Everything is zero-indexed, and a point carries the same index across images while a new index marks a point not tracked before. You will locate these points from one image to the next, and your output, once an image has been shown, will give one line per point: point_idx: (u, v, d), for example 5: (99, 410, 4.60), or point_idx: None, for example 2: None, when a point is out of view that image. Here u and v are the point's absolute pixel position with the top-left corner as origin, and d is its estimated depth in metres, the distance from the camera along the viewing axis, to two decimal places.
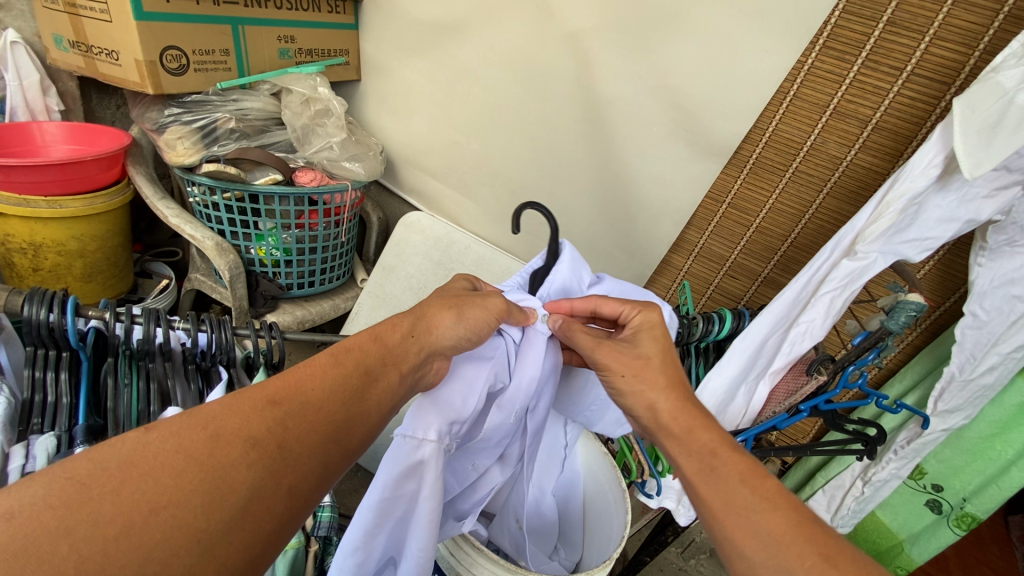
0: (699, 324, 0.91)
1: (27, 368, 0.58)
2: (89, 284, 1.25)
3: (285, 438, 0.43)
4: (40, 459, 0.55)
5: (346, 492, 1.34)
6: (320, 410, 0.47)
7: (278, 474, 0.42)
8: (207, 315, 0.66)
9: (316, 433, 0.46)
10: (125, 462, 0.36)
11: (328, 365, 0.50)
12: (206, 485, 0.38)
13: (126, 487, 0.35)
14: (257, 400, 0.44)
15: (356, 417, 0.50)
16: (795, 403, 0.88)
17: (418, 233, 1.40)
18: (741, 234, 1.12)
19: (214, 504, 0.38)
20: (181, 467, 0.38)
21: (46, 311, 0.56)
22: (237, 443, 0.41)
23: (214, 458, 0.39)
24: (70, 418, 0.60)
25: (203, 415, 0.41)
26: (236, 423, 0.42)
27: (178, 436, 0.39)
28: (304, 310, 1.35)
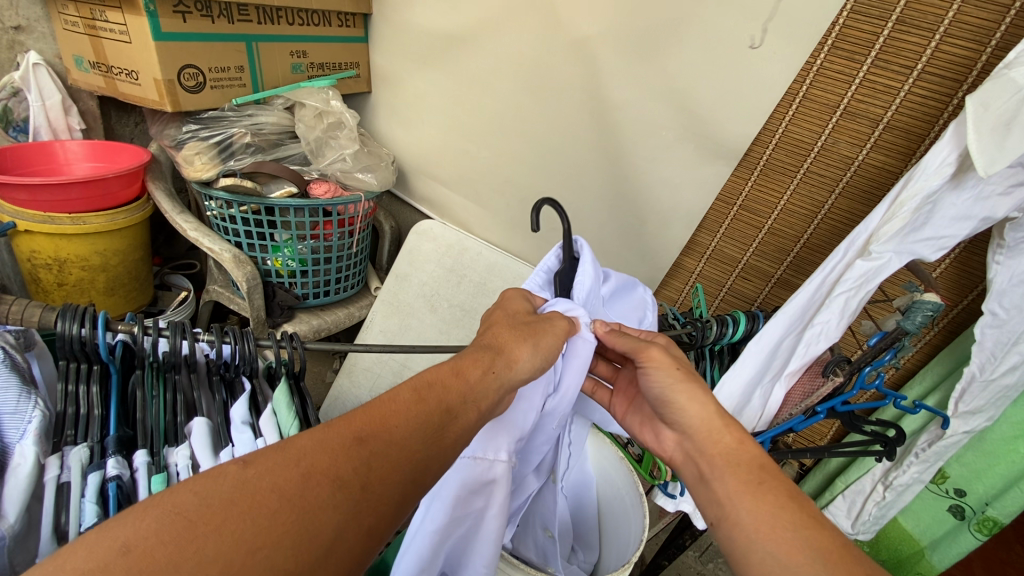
0: (713, 327, 0.91)
1: (61, 382, 0.61)
2: (112, 298, 1.28)
3: (368, 479, 0.44)
4: (74, 471, 0.56)
5: None
6: (403, 448, 0.47)
7: (363, 518, 0.43)
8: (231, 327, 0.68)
9: (395, 473, 0.46)
10: (228, 500, 0.38)
11: (413, 402, 0.51)
12: (299, 525, 0.39)
13: (228, 524, 0.37)
14: (346, 435, 0.45)
15: (432, 457, 0.50)
16: (812, 405, 0.89)
17: (430, 241, 1.41)
18: (753, 236, 1.12)
19: (303, 545, 0.39)
20: (276, 506, 0.39)
21: (78, 326, 0.59)
22: (326, 484, 0.42)
23: (305, 498, 0.40)
24: (100, 429, 0.61)
25: (293, 447, 0.43)
26: (326, 461, 0.43)
27: (274, 475, 0.40)
28: (320, 320, 1.37)
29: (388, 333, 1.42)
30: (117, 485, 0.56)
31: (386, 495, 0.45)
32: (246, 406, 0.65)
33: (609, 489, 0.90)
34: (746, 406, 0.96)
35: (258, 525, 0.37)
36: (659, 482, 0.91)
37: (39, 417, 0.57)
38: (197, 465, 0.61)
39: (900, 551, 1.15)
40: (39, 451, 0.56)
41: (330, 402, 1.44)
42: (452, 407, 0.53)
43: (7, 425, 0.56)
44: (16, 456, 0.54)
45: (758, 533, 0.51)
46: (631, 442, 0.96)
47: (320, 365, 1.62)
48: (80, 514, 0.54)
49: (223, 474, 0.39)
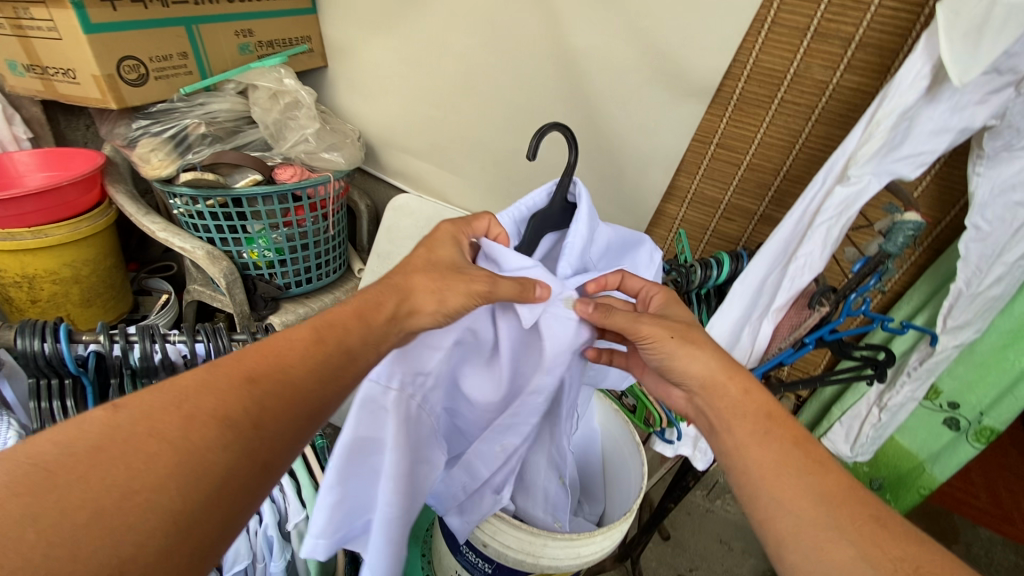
0: (698, 271, 0.90)
1: (35, 400, 0.60)
2: (90, 309, 1.26)
3: (260, 417, 0.43)
4: None
5: None
6: (296, 388, 0.47)
7: (257, 449, 0.42)
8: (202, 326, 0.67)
9: (290, 411, 0.46)
10: (93, 446, 0.36)
11: (307, 342, 0.51)
12: (180, 465, 0.37)
13: (92, 474, 0.35)
14: (234, 377, 0.44)
15: (331, 396, 0.51)
16: (800, 337, 0.88)
17: (408, 216, 1.38)
18: (732, 174, 1.10)
19: (192, 485, 0.37)
20: (155, 450, 0.37)
21: (39, 342, 0.57)
22: (212, 425, 0.40)
23: (189, 439, 0.39)
24: None
25: (174, 390, 0.42)
26: (212, 402, 0.41)
27: (149, 419, 0.38)
28: (306, 307, 1.35)
29: None
30: None
31: (281, 429, 0.45)
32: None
33: (614, 443, 0.88)
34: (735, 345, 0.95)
35: (147, 470, 0.36)
36: (656, 429, 0.91)
37: (15, 435, 0.56)
38: None
39: (899, 467, 1.18)
40: None
41: None
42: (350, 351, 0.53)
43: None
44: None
45: (764, 470, 0.51)
46: (625, 394, 0.96)
47: None
48: None
49: (94, 425, 0.37)
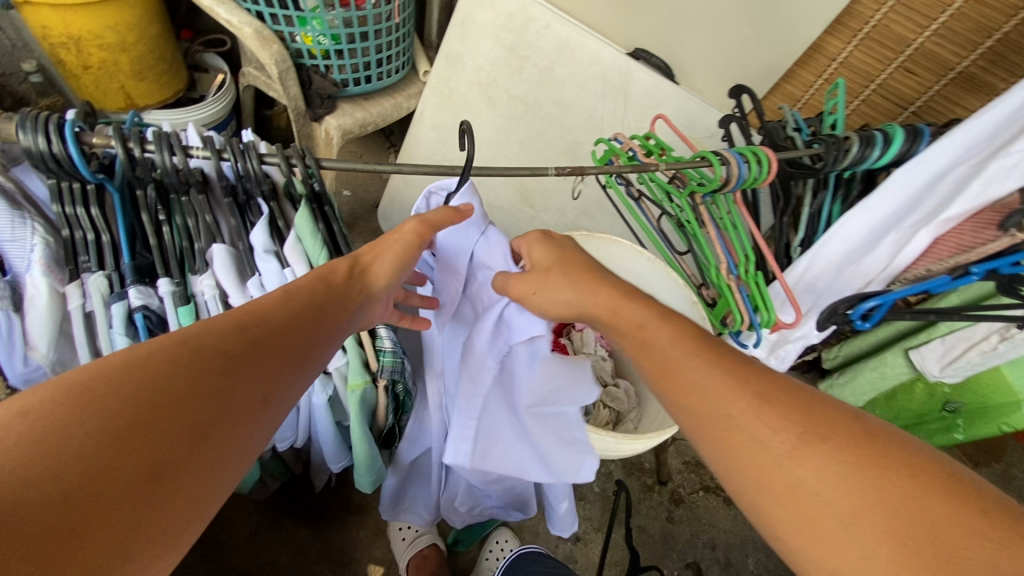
0: (851, 147, 0.65)
1: (54, 203, 0.49)
2: (144, 83, 1.11)
3: (245, 346, 0.40)
4: (96, 302, 0.50)
5: None
6: (283, 320, 0.45)
7: (251, 373, 0.40)
8: (228, 142, 0.51)
9: (280, 332, 0.44)
10: (81, 393, 0.31)
11: (281, 301, 0.46)
12: (168, 405, 0.34)
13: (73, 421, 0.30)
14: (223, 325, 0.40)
15: (313, 330, 0.47)
16: (964, 262, 0.60)
17: (487, 9, 1.15)
18: (945, 5, 0.78)
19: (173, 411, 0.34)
20: (135, 404, 0.33)
21: (44, 140, 0.44)
22: (211, 357, 0.38)
23: (181, 371, 0.36)
24: (116, 255, 0.52)
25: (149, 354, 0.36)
26: (201, 338, 0.38)
27: (122, 373, 0.33)
28: (365, 111, 1.21)
29: (441, 129, 1.25)
30: (145, 318, 0.51)
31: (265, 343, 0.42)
32: (267, 232, 0.56)
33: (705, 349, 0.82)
34: (867, 252, 0.69)
35: (126, 414, 0.32)
36: (731, 331, 0.75)
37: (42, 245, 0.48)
38: (226, 295, 0.56)
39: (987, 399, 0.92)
40: (52, 281, 0.49)
41: (387, 204, 1.37)
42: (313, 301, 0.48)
43: (11, 254, 0.48)
44: (29, 288, 0.48)
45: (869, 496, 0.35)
46: (704, 280, 0.77)
47: (377, 160, 1.50)
48: (112, 344, 0.51)
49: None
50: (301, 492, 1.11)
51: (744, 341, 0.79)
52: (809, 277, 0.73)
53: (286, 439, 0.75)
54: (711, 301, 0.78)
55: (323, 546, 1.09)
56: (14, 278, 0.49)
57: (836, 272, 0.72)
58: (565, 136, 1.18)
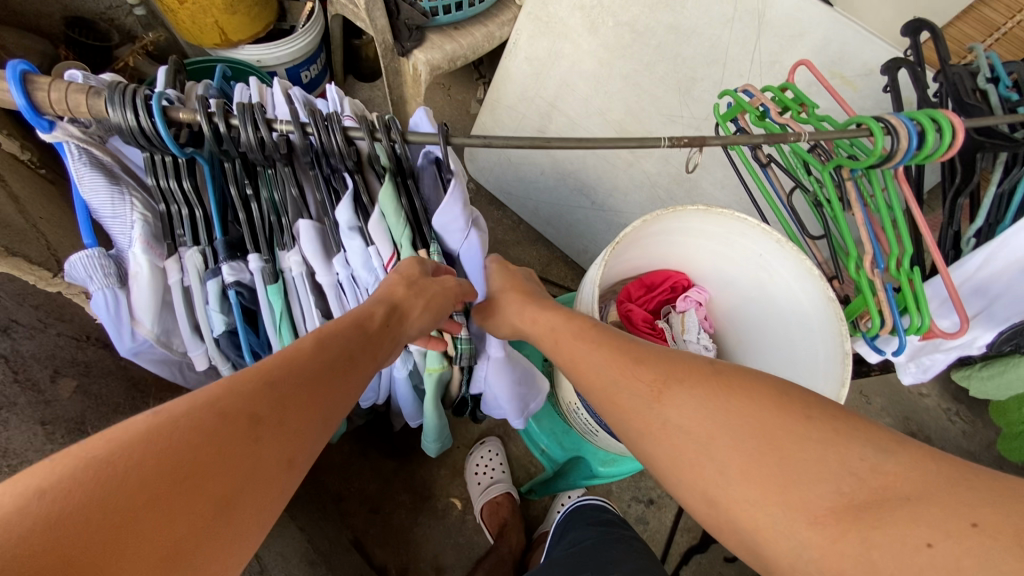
0: None
1: (148, 177, 0.47)
2: (235, 17, 1.07)
3: (270, 409, 0.37)
4: (194, 280, 0.50)
5: (510, 243, 1.44)
6: (314, 370, 0.41)
7: (276, 440, 0.36)
8: (311, 113, 0.46)
9: (309, 382, 0.40)
10: (83, 475, 0.28)
11: (313, 347, 0.43)
12: (183, 482, 0.30)
13: (72, 507, 0.27)
14: (247, 381, 0.37)
15: (341, 379, 0.44)
16: None
17: None
18: None
19: (186, 493, 0.30)
20: (142, 486, 0.29)
21: (132, 115, 0.41)
22: (229, 421, 0.34)
23: (194, 441, 0.32)
24: (208, 231, 0.51)
25: (158, 421, 0.32)
26: (225, 399, 0.35)
27: (136, 442, 0.30)
28: (455, 44, 1.11)
29: (536, 62, 1.13)
30: (239, 295, 0.51)
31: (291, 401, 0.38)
32: (352, 210, 0.52)
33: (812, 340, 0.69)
34: None
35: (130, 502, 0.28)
36: (865, 338, 0.64)
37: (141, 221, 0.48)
38: (313, 271, 0.55)
39: None
40: (153, 258, 0.49)
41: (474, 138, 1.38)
42: (341, 349, 0.45)
43: (115, 229, 0.49)
44: (132, 264, 0.48)
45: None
46: (843, 272, 0.65)
47: (465, 93, 1.42)
48: (209, 320, 0.53)
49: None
50: (387, 429, 1.17)
51: (880, 346, 0.67)
52: (983, 278, 0.60)
53: (368, 398, 0.79)
54: (850, 300, 0.66)
55: (407, 478, 1.16)
56: (119, 253, 0.50)
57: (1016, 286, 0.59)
58: (678, 71, 1.00)
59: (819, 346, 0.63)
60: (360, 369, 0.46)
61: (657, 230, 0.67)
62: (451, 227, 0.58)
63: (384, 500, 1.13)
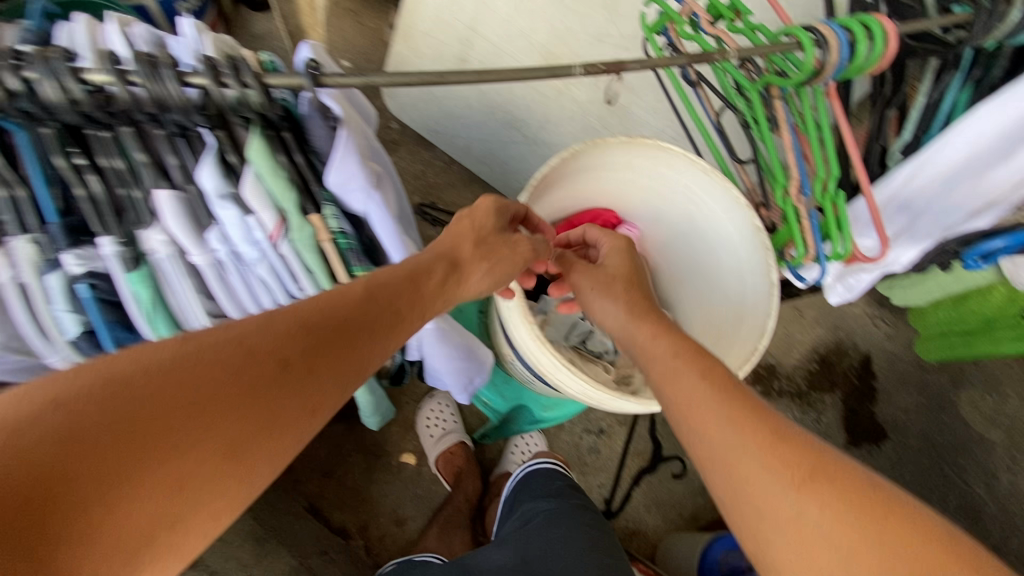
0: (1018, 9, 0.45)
1: None
2: None
3: (308, 355, 0.38)
4: (28, 276, 0.44)
5: (443, 186, 1.36)
6: (354, 317, 0.42)
7: (296, 396, 0.37)
8: (133, 57, 0.37)
9: (350, 330, 0.42)
10: (130, 385, 0.31)
11: (348, 293, 0.43)
12: (215, 416, 0.33)
13: (109, 417, 0.30)
14: (293, 322, 0.39)
15: (381, 328, 0.44)
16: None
17: None
18: None
19: (217, 425, 0.33)
20: (182, 409, 0.32)
21: None
22: (270, 362, 0.36)
23: (237, 375, 0.34)
24: (41, 215, 0.43)
25: (208, 345, 0.34)
26: (269, 339, 0.37)
27: (184, 365, 0.33)
28: None
29: None
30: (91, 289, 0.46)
31: (333, 347, 0.40)
32: (217, 172, 0.43)
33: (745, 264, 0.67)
34: (990, 172, 0.54)
35: (160, 426, 0.31)
36: (790, 265, 0.64)
37: None
38: (183, 249, 0.47)
39: None
40: None
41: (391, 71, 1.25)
42: (383, 299, 0.45)
43: None
44: None
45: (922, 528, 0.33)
46: (770, 201, 0.63)
47: (375, 19, 1.26)
48: (58, 321, 0.47)
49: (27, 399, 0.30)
50: None
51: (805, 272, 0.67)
52: (908, 194, 0.59)
53: None
54: (776, 228, 0.64)
55: (358, 439, 1.13)
56: None
57: (941, 199, 0.58)
58: None
59: (747, 278, 0.63)
60: (400, 320, 0.46)
61: (579, 171, 0.64)
62: (349, 186, 0.47)
63: (336, 464, 1.11)
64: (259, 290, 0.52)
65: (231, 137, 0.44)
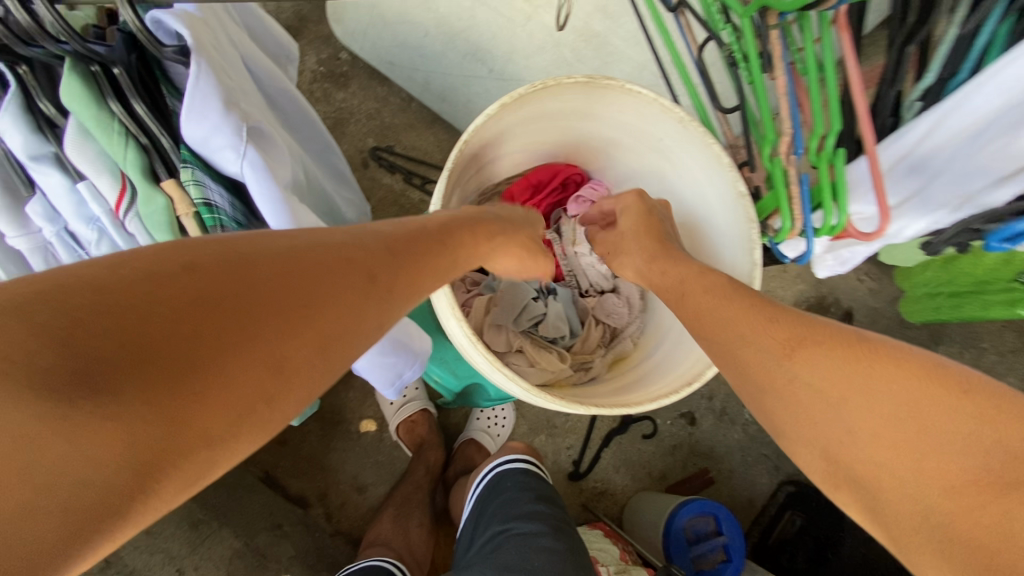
0: None
1: None
2: None
3: (384, 273, 0.35)
4: None
5: (402, 127, 1.21)
6: (424, 241, 0.40)
7: (377, 310, 0.34)
8: None
9: (425, 251, 0.40)
10: (207, 273, 0.28)
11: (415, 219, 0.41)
12: (296, 318, 0.30)
13: (179, 301, 0.27)
14: (371, 236, 0.36)
15: (449, 259, 0.42)
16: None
17: None
18: None
19: (300, 325, 0.30)
20: (268, 302, 0.29)
21: None
22: (351, 271, 0.33)
23: (321, 277, 0.32)
24: None
25: (292, 247, 0.32)
26: (349, 247, 0.34)
27: (268, 259, 0.30)
28: None
29: None
30: None
31: (410, 269, 0.38)
32: (23, 127, 0.37)
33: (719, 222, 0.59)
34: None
35: (241, 321, 0.28)
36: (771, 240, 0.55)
37: None
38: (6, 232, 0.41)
39: None
40: None
41: None
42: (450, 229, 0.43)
43: None
44: None
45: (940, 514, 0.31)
46: (751, 161, 0.53)
47: None
48: None
49: (113, 261, 0.27)
50: None
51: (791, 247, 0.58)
52: (923, 151, 0.50)
53: None
54: (760, 194, 0.55)
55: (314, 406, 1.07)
56: None
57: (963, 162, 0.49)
58: None
59: (725, 250, 0.56)
60: (464, 252, 0.45)
61: (520, 118, 0.56)
62: (211, 139, 0.40)
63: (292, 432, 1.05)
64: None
65: (40, 75, 0.37)
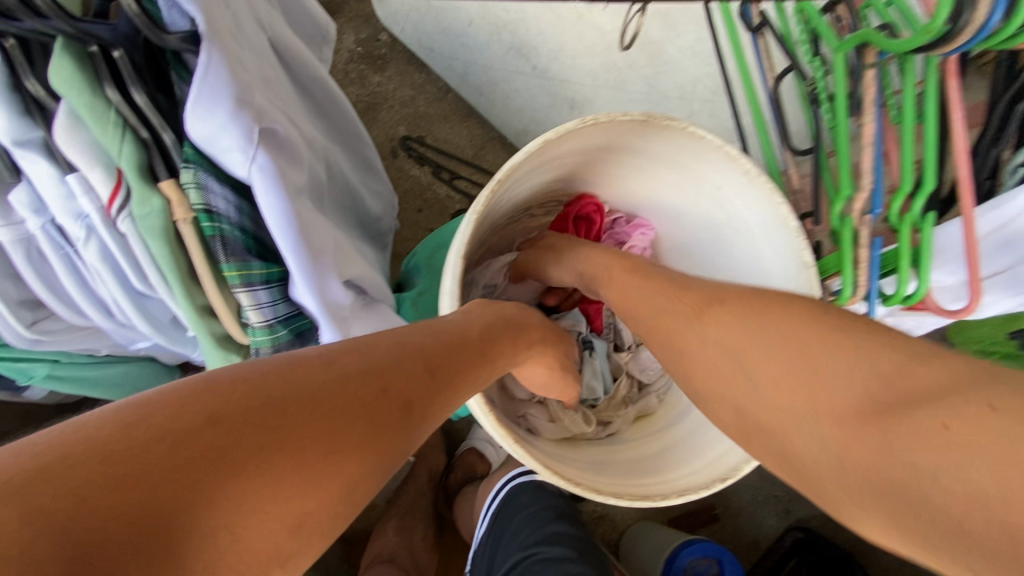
0: None
1: None
2: None
3: (411, 396, 0.35)
4: None
5: (436, 118, 1.17)
6: (448, 354, 0.40)
7: (402, 438, 0.34)
8: None
9: (449, 366, 0.39)
10: (232, 416, 0.27)
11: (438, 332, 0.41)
12: (323, 456, 0.30)
13: (202, 447, 0.26)
14: (397, 354, 0.36)
15: (472, 370, 0.41)
16: None
17: None
18: None
19: (326, 466, 0.30)
20: (297, 445, 0.29)
21: None
22: (379, 400, 0.33)
23: (347, 409, 0.31)
24: None
25: (319, 374, 0.31)
26: (375, 369, 0.34)
27: (294, 391, 0.30)
28: None
29: None
30: None
31: (435, 387, 0.37)
32: (9, 110, 0.34)
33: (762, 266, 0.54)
34: None
35: (265, 466, 0.27)
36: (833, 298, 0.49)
37: None
38: None
39: None
40: None
41: None
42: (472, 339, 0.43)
43: None
44: None
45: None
46: (818, 210, 0.48)
47: None
48: None
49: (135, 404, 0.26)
50: None
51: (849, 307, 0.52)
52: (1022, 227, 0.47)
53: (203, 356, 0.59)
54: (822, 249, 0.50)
55: None
56: None
57: None
58: None
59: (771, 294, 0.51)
60: (491, 359, 0.44)
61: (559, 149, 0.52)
62: (220, 138, 0.37)
63: None
64: (93, 281, 0.43)
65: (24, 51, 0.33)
